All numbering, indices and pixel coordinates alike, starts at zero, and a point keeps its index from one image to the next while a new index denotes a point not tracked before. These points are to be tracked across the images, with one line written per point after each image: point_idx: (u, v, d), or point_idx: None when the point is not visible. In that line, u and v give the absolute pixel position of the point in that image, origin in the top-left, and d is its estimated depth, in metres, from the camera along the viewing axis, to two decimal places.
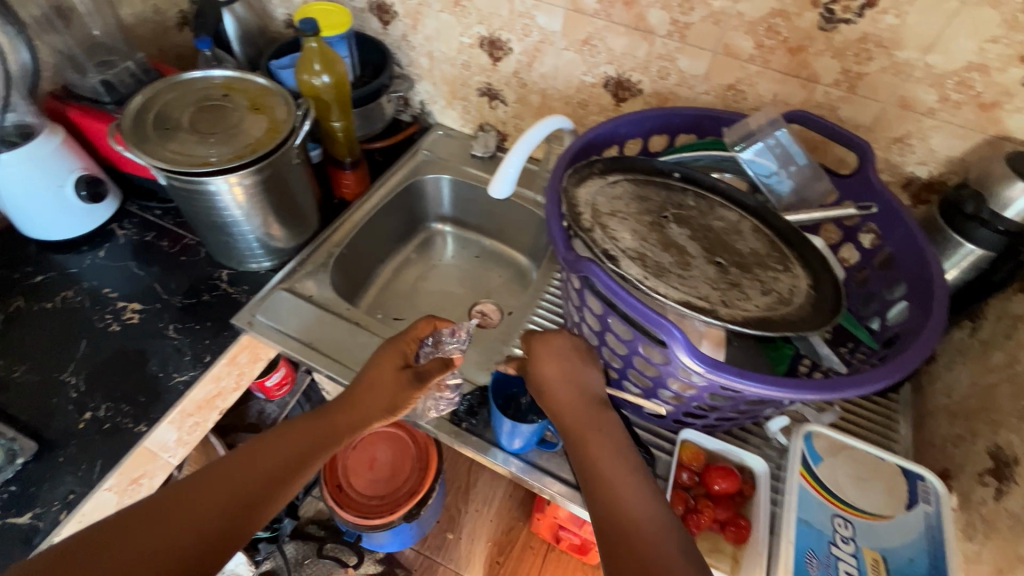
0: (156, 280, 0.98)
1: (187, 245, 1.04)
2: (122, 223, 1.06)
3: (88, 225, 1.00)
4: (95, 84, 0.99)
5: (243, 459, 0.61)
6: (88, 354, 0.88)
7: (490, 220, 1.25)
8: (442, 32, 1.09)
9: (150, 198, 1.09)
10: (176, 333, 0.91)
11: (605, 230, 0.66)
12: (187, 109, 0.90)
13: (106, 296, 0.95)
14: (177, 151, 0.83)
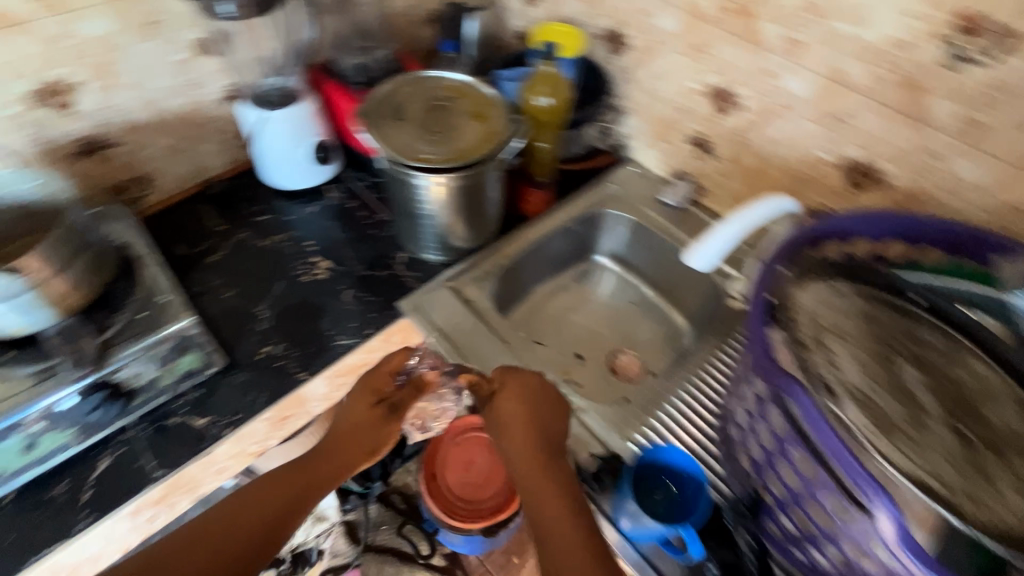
0: (347, 245, 1.25)
1: (342, 207, 1.33)
2: (333, 187, 1.37)
3: (310, 180, 1.31)
4: (352, 64, 1.30)
5: (270, 485, 0.80)
6: (281, 295, 1.16)
7: (660, 270, 1.36)
8: (673, 73, 1.23)
9: (364, 171, 1.39)
10: (321, 273, 1.20)
11: (834, 364, 0.80)
12: (417, 106, 1.13)
13: (307, 249, 1.24)
14: (397, 142, 1.05)
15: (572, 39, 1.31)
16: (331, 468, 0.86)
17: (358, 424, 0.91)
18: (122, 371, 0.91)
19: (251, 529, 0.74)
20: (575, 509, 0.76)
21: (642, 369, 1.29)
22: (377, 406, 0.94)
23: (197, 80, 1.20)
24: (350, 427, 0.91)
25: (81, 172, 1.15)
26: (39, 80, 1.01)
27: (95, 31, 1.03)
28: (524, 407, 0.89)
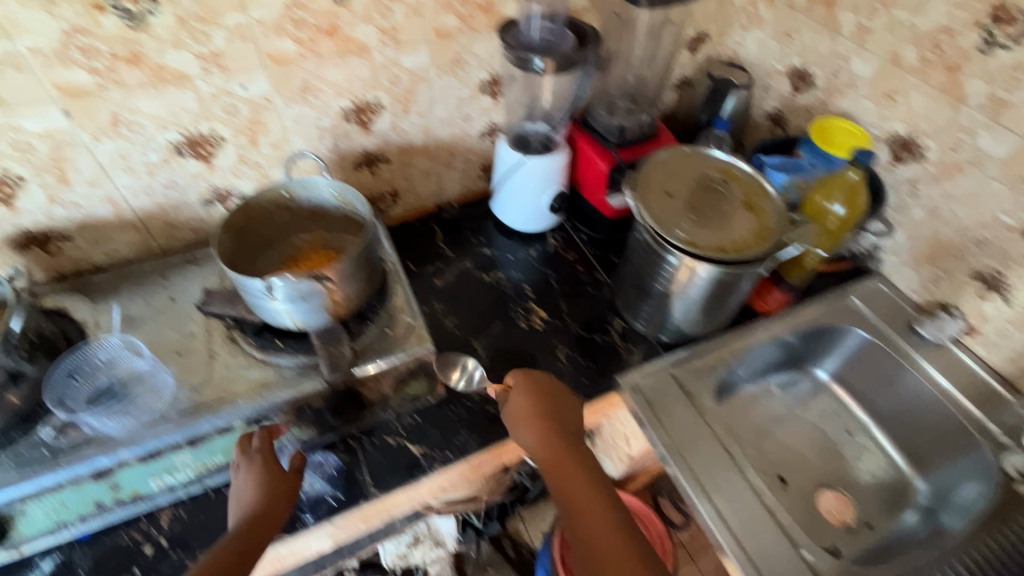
0: (559, 292, 0.91)
1: (542, 250, 0.96)
2: (551, 231, 0.98)
3: (538, 225, 0.94)
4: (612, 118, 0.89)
5: (252, 479, 0.63)
6: (498, 337, 0.85)
7: (917, 426, 0.87)
8: (976, 198, 0.79)
9: (587, 226, 0.97)
10: (540, 322, 0.87)
11: None
12: (684, 182, 0.77)
13: (510, 280, 0.92)
14: (659, 205, 0.74)
15: (866, 142, 0.87)
16: (258, 484, 0.62)
17: (267, 444, 0.66)
18: (388, 413, 0.78)
19: (253, 543, 0.57)
20: (546, 425, 0.66)
21: (855, 517, 0.84)
22: (258, 452, 0.65)
23: (478, 116, 0.90)
24: (270, 456, 0.65)
25: (355, 187, 0.88)
26: (352, 101, 0.77)
27: (419, 62, 0.77)
28: (530, 399, 0.69)
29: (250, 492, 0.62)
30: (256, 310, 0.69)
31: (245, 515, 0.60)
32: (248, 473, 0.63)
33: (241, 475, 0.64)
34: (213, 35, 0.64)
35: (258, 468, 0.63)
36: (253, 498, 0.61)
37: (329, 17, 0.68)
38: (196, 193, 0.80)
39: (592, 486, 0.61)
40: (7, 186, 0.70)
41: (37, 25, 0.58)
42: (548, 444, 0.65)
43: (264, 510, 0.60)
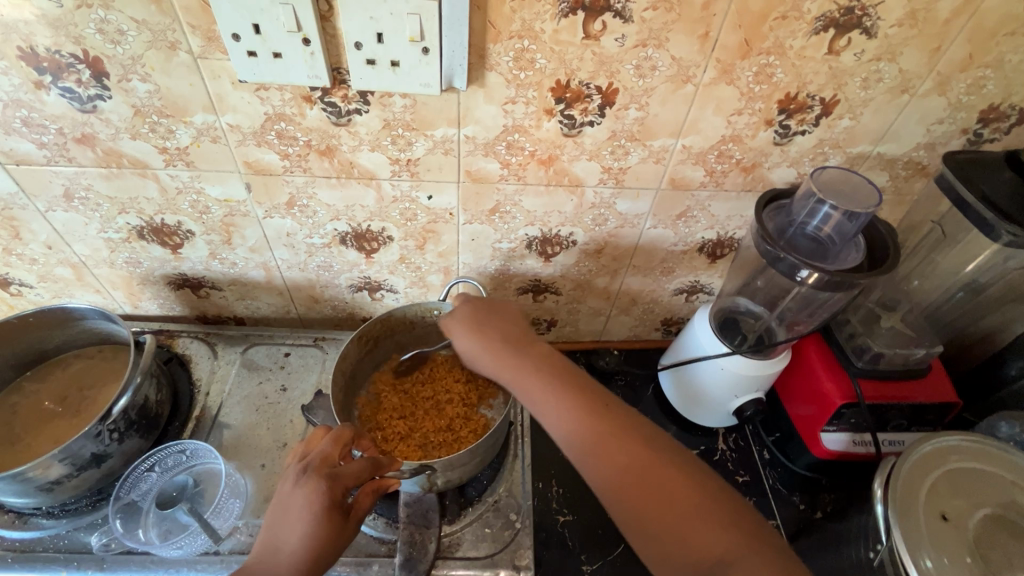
0: None
1: (705, 452, 0.85)
2: (727, 433, 0.88)
3: (714, 422, 0.85)
4: (852, 332, 0.76)
5: (300, 524, 0.47)
6: None
7: None
8: None
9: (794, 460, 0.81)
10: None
11: (953, 463, 0.60)
12: (971, 506, 0.57)
13: None
14: (923, 526, 0.55)
15: None
16: (311, 533, 0.47)
17: (326, 466, 0.51)
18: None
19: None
20: (540, 372, 0.57)
21: None
22: (333, 471, 0.51)
23: (683, 273, 0.82)
24: (338, 489, 0.49)
25: (513, 308, 0.86)
26: (540, 231, 0.73)
27: (634, 209, 0.70)
28: (493, 326, 0.63)
29: (299, 539, 0.46)
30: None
31: (295, 563, 0.46)
32: (309, 495, 0.48)
33: (294, 498, 0.48)
34: (417, 145, 0.61)
35: (324, 487, 0.49)
36: (298, 545, 0.46)
37: (550, 149, 0.62)
38: (346, 279, 0.78)
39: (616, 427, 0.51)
40: (176, 236, 0.70)
41: (243, 104, 0.56)
42: (559, 406, 0.54)
43: (319, 555, 0.46)
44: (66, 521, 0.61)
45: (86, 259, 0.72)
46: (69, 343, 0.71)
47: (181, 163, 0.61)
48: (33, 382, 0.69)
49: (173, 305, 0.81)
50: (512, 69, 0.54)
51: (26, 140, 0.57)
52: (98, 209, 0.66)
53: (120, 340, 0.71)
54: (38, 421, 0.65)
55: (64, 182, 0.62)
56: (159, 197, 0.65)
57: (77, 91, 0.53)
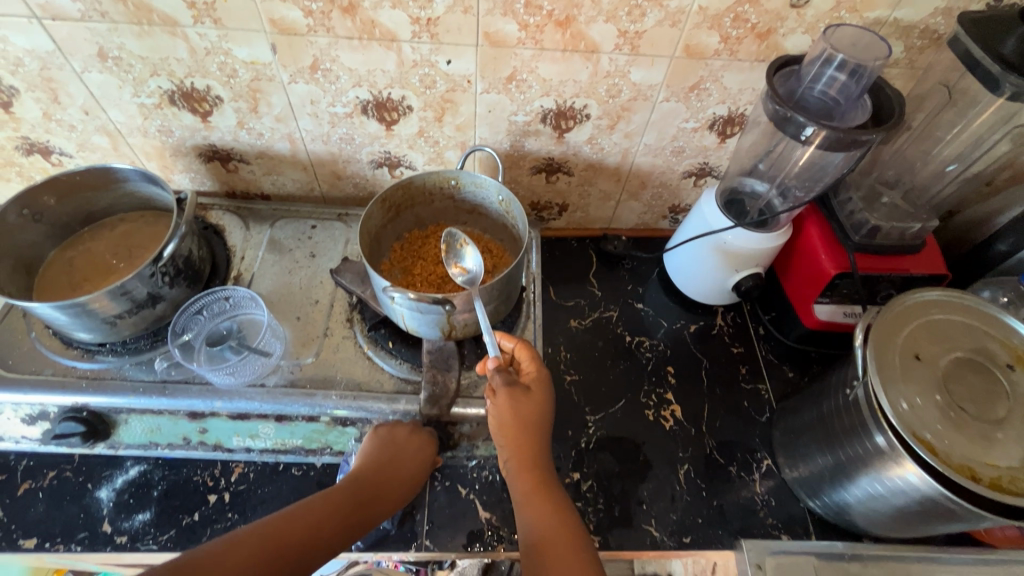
0: (709, 404, 0.83)
1: (704, 328, 0.91)
2: (727, 312, 0.93)
3: (713, 299, 0.90)
4: (852, 208, 0.79)
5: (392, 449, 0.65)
6: (588, 448, 0.78)
7: None
8: None
9: (788, 333, 0.87)
10: (671, 422, 0.81)
11: (929, 314, 0.65)
12: (943, 347, 0.63)
13: (650, 349, 0.88)
14: (895, 370, 0.61)
15: None
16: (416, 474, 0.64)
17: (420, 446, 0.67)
18: (469, 459, 0.75)
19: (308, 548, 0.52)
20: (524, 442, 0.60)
21: None
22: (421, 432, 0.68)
23: (692, 154, 0.84)
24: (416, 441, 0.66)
25: (526, 190, 0.89)
26: (556, 102, 0.74)
27: (648, 79, 0.72)
28: (538, 388, 0.64)
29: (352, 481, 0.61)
30: (380, 304, 0.70)
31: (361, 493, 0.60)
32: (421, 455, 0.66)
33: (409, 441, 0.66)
34: (437, 3, 0.62)
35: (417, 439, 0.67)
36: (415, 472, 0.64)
37: (568, 8, 0.63)
38: (367, 153, 0.82)
39: (547, 506, 0.57)
40: (206, 103, 0.73)
41: None
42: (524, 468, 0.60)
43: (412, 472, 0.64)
44: (128, 357, 0.69)
45: (121, 127, 0.76)
46: (115, 206, 0.76)
47: (208, 20, 0.63)
48: (86, 239, 0.75)
49: (204, 179, 0.85)
50: None
51: None
52: (131, 70, 0.68)
53: (161, 204, 0.75)
54: (96, 271, 0.72)
55: (98, 39, 0.65)
56: (189, 58, 0.67)
57: None
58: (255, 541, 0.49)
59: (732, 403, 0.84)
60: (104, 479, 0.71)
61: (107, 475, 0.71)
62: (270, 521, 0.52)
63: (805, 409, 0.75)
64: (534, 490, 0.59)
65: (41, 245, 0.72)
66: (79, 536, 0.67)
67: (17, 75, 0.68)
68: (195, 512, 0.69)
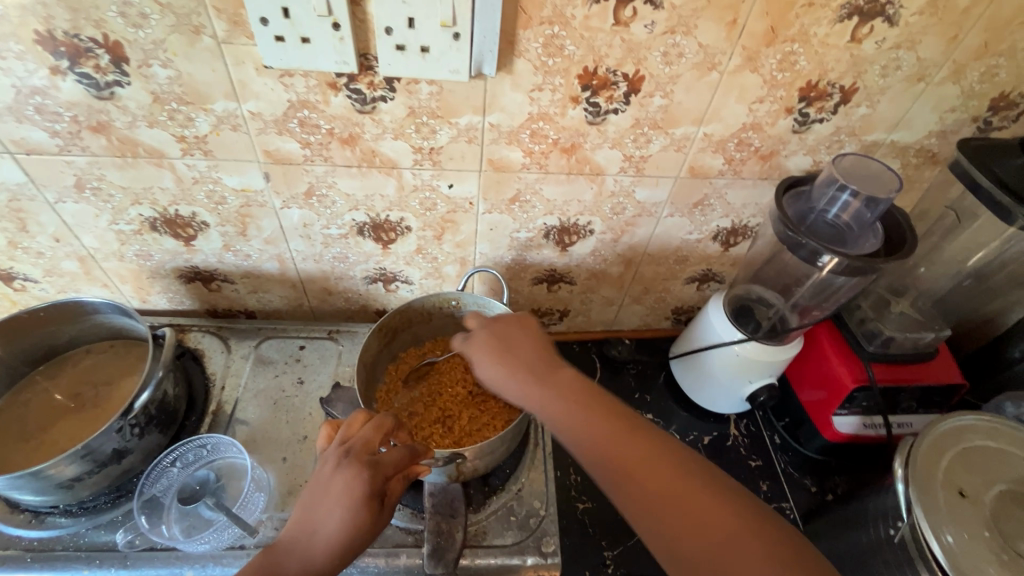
0: None
1: (718, 439, 0.87)
2: (739, 420, 0.89)
3: (726, 408, 0.86)
4: (863, 318, 0.77)
5: (337, 509, 0.48)
6: None
7: None
8: None
9: (806, 446, 0.83)
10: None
11: (964, 441, 0.62)
12: (985, 479, 0.59)
13: None
14: (938, 503, 0.57)
15: None
16: (351, 517, 0.48)
17: (368, 452, 0.52)
18: None
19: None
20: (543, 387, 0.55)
21: None
22: (374, 460, 0.52)
23: (696, 262, 0.83)
24: (379, 478, 0.51)
25: (528, 299, 0.86)
26: (559, 220, 0.73)
27: (652, 197, 0.71)
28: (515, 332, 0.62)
29: (334, 526, 0.48)
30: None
31: (329, 548, 0.47)
32: (352, 483, 0.49)
33: (344, 510, 0.48)
34: (440, 134, 0.60)
35: (365, 476, 0.50)
36: (335, 532, 0.48)
37: (574, 137, 0.62)
38: (361, 270, 0.78)
39: (610, 425, 0.49)
40: (190, 228, 0.68)
41: (266, 91, 0.55)
42: (559, 405, 0.53)
43: (358, 543, 0.48)
44: (84, 520, 0.60)
45: (95, 252, 0.71)
46: (81, 338, 0.69)
47: (198, 152, 0.60)
48: (45, 379, 0.67)
49: (184, 299, 0.79)
50: (541, 56, 0.54)
51: (37, 128, 0.56)
52: (110, 199, 0.64)
53: (134, 335, 0.69)
54: (52, 416, 0.64)
55: (76, 171, 0.60)
56: (174, 187, 0.63)
57: (94, 77, 0.52)
58: None
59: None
60: None
61: None
62: None
63: (840, 543, 0.69)
64: (595, 413, 0.51)
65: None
66: None
67: None
68: None
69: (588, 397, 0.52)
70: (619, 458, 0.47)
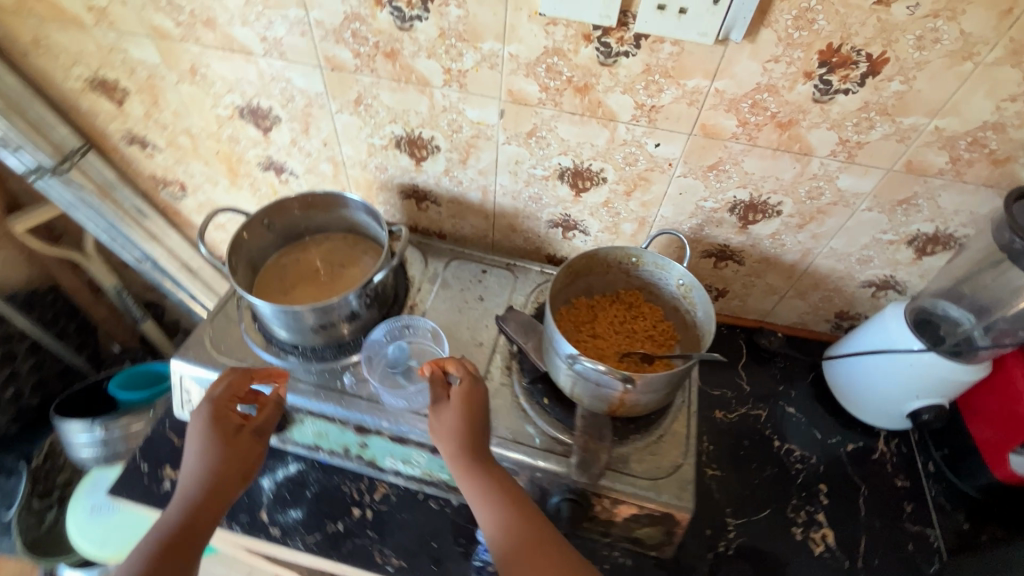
0: (867, 538, 0.75)
1: (863, 450, 0.84)
2: (890, 437, 0.85)
3: (879, 420, 0.84)
4: None
5: (201, 442, 0.62)
6: (727, 552, 0.73)
7: None
8: None
9: (967, 479, 0.78)
10: (820, 547, 0.74)
11: None
12: None
13: (799, 458, 0.83)
14: None
15: None
16: (212, 446, 0.62)
17: (214, 399, 0.65)
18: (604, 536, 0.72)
19: (195, 542, 0.57)
20: (465, 451, 0.61)
21: None
22: (213, 400, 0.65)
23: (881, 265, 0.81)
24: (223, 412, 0.65)
25: (691, 271, 0.89)
26: (750, 195, 0.75)
27: (855, 187, 0.71)
28: (472, 388, 0.65)
29: (210, 454, 0.61)
30: (546, 359, 0.74)
31: (213, 467, 0.61)
32: (199, 428, 0.63)
33: (217, 454, 0.61)
34: (665, 93, 0.66)
35: (215, 416, 0.64)
36: (212, 456, 0.61)
37: (794, 112, 0.64)
38: (548, 213, 0.87)
39: (510, 494, 0.59)
40: (425, 150, 0.82)
41: (529, 37, 0.64)
42: (488, 483, 0.59)
43: (248, 460, 0.64)
44: (315, 362, 0.76)
45: (346, 159, 0.87)
46: (326, 226, 0.86)
47: (456, 85, 0.71)
48: (297, 250, 0.85)
49: (397, 212, 0.94)
50: (788, 28, 0.57)
51: (347, 48, 0.71)
52: (375, 116, 0.78)
53: (365, 231, 0.84)
54: (303, 279, 0.81)
55: (360, 88, 0.75)
56: (427, 112, 0.76)
57: (403, 11, 0.65)
58: (167, 551, 0.54)
59: (894, 543, 0.75)
60: (266, 468, 0.76)
61: (269, 464, 0.77)
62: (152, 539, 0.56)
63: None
64: (520, 509, 0.58)
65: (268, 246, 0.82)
66: (240, 518, 0.72)
67: (285, 108, 0.81)
68: (339, 520, 0.73)
69: (514, 492, 0.60)
70: (509, 528, 0.57)
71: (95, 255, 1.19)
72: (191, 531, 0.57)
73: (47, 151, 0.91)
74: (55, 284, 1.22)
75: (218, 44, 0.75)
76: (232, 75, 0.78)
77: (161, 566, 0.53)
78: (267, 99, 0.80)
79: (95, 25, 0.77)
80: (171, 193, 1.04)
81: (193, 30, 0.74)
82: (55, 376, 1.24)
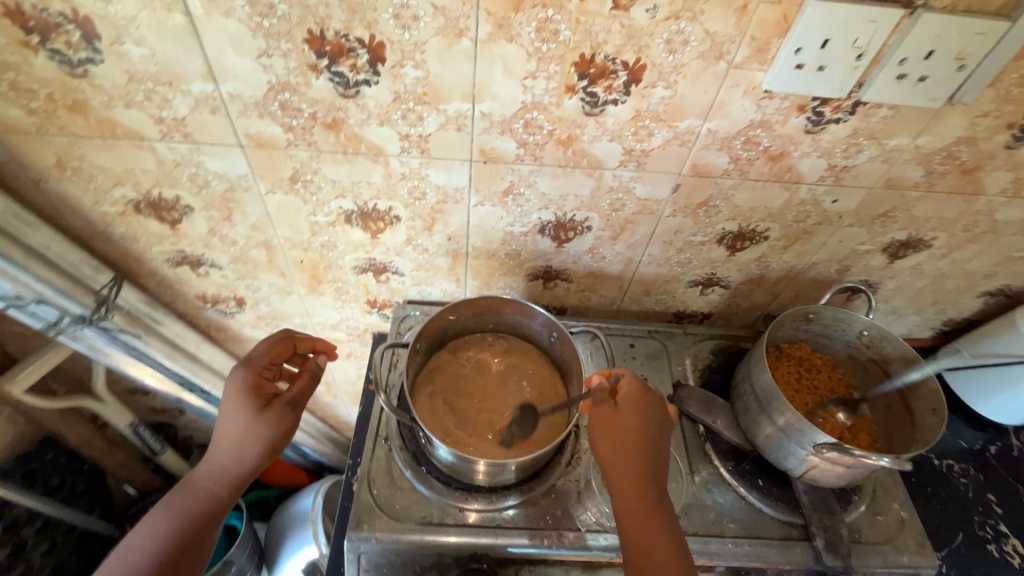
0: None
1: (1003, 448, 0.90)
2: (1017, 429, 0.92)
3: (1011, 418, 0.90)
4: None
5: (229, 420, 0.62)
6: None
7: None
8: None
9: None
10: (1018, 558, 0.78)
11: None
12: None
13: (959, 472, 0.86)
14: None
15: None
16: (241, 420, 0.62)
17: (249, 366, 0.65)
18: None
19: (216, 515, 0.63)
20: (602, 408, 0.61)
21: None
22: (247, 362, 0.65)
23: (1002, 278, 0.85)
24: (253, 382, 0.64)
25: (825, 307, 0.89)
26: (908, 235, 0.76)
27: (1010, 217, 0.73)
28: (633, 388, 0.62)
29: (237, 430, 0.62)
30: (760, 441, 0.70)
31: (243, 443, 0.62)
32: (231, 399, 0.63)
33: (241, 428, 0.62)
34: (863, 153, 0.63)
35: (244, 388, 0.63)
36: (241, 433, 0.62)
37: (982, 159, 0.65)
38: (692, 274, 0.82)
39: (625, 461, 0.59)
40: (572, 231, 0.73)
41: (737, 112, 0.58)
42: (607, 451, 0.60)
43: (273, 441, 0.63)
44: (511, 499, 0.66)
45: (472, 250, 0.76)
46: (465, 329, 0.77)
47: (634, 164, 0.64)
48: (442, 364, 0.75)
49: (518, 294, 0.85)
50: (1011, 85, 0.56)
51: (512, 139, 0.60)
52: (524, 204, 0.69)
53: (514, 327, 0.77)
54: (476, 399, 0.71)
55: (514, 178, 0.65)
56: (588, 194, 0.68)
57: (598, 96, 0.56)
58: (200, 511, 0.61)
59: None
60: None
61: None
62: (201, 485, 0.63)
63: None
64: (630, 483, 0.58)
65: (427, 367, 0.74)
66: None
67: (410, 207, 0.68)
68: None
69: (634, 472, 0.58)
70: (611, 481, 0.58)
71: (107, 393, 0.96)
72: (217, 503, 0.62)
73: (83, 298, 0.72)
74: (55, 437, 0.96)
75: (339, 147, 0.61)
76: (348, 178, 0.64)
77: (193, 521, 0.61)
78: (387, 200, 0.67)
79: (161, 139, 0.59)
80: (221, 310, 0.86)
81: (307, 134, 0.59)
82: (71, 550, 0.98)
